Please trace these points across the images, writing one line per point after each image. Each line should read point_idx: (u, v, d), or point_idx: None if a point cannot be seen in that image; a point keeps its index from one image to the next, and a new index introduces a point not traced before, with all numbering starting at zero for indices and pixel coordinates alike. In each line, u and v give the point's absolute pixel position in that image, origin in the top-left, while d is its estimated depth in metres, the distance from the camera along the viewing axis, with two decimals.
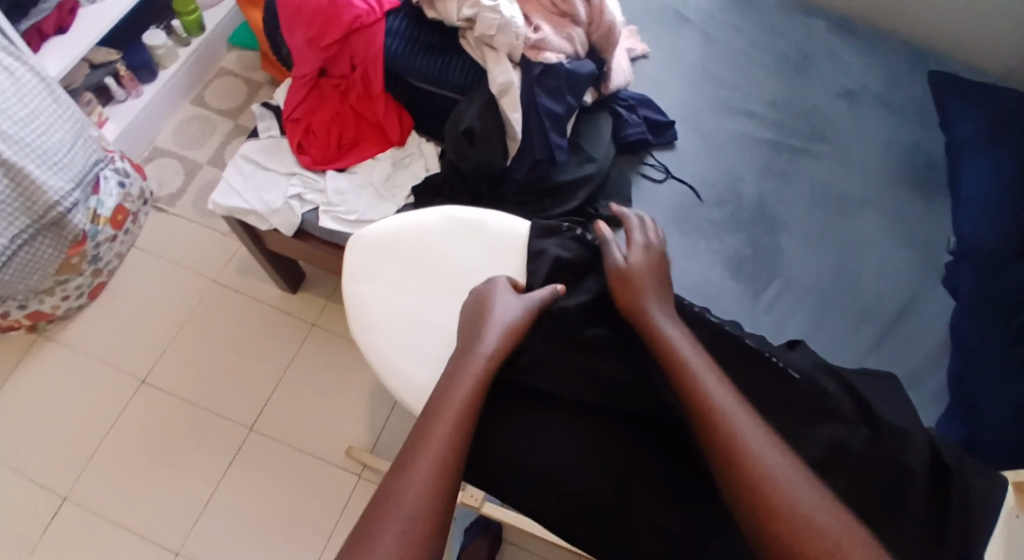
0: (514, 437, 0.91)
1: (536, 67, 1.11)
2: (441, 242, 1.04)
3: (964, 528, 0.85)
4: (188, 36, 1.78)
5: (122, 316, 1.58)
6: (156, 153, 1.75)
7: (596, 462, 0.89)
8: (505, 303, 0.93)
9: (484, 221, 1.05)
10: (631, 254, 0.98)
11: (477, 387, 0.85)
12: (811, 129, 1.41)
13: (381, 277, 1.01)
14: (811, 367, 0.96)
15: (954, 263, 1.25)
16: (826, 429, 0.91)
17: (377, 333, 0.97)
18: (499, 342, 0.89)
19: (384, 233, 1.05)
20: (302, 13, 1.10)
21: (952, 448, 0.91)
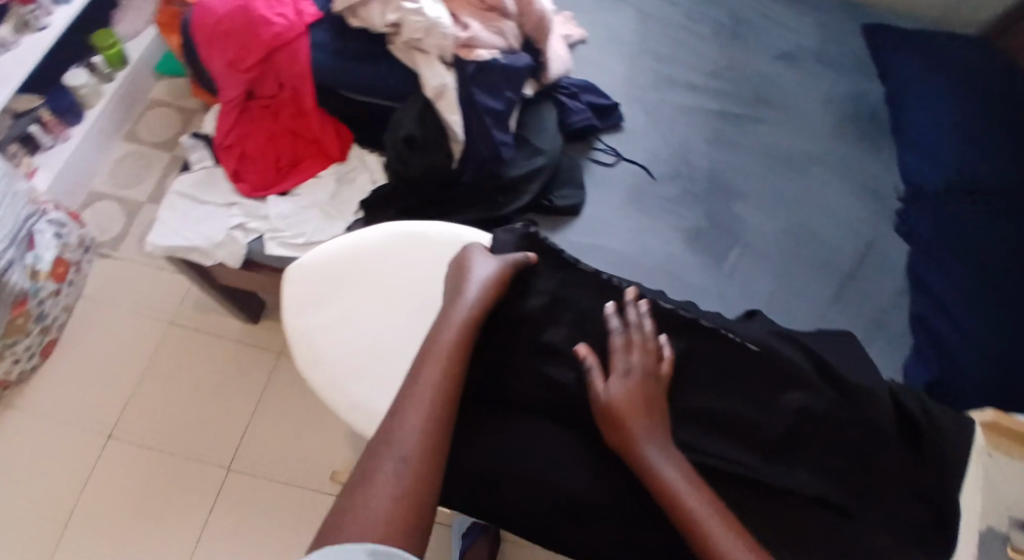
0: (491, 446, 0.87)
1: (470, 66, 1.08)
2: (385, 262, 0.97)
3: (939, 473, 0.85)
4: (112, 71, 1.70)
5: (79, 372, 1.51)
6: (93, 198, 1.67)
7: (579, 460, 0.87)
8: (482, 261, 0.90)
9: (427, 231, 0.99)
10: (617, 382, 0.84)
11: (460, 346, 0.82)
12: (754, 93, 1.41)
13: (328, 304, 0.95)
14: (766, 334, 0.92)
15: (905, 209, 1.27)
16: (791, 397, 0.88)
17: (331, 365, 0.92)
18: (478, 301, 0.86)
19: (322, 261, 0.98)
20: (221, 36, 1.08)
21: (912, 394, 0.90)
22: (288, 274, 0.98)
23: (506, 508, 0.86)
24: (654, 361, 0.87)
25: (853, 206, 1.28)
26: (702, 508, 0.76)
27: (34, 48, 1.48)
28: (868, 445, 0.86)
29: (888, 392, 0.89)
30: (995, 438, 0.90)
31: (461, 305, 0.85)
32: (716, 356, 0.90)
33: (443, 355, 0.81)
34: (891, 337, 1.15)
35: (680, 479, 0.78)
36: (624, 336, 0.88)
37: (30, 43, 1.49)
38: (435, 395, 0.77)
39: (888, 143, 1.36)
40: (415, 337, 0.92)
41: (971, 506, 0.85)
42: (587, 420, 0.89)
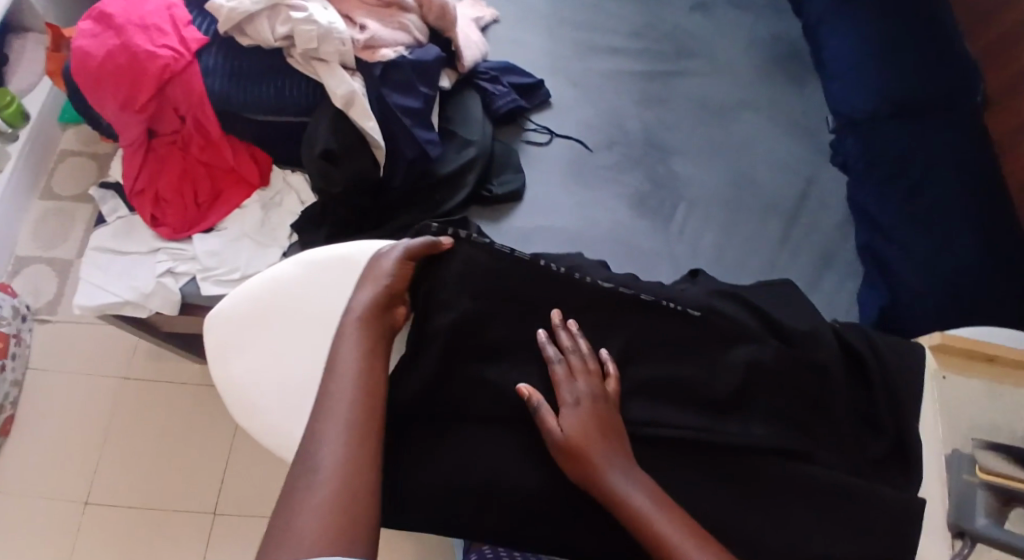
0: (433, 460, 0.80)
1: (376, 67, 1.05)
2: (312, 294, 0.86)
3: (891, 401, 0.85)
4: (14, 129, 1.57)
5: (39, 446, 1.44)
6: (22, 263, 1.58)
7: (525, 458, 0.82)
8: (376, 254, 0.82)
9: (347, 254, 0.88)
10: (568, 414, 0.78)
11: (367, 348, 0.75)
12: (675, 47, 1.39)
13: (251, 352, 0.84)
14: (705, 294, 0.91)
15: (836, 138, 1.28)
16: (741, 352, 0.87)
17: (267, 420, 0.82)
18: (373, 299, 0.78)
19: (242, 306, 0.86)
20: (104, 78, 1.02)
21: (857, 330, 0.89)
22: (207, 323, 0.86)
23: (458, 521, 0.79)
24: (597, 383, 0.81)
25: (785, 143, 1.29)
26: (669, 527, 0.71)
27: None
28: (817, 385, 0.86)
29: (834, 330, 0.89)
30: (946, 358, 0.89)
31: (358, 305, 0.78)
32: (663, 324, 0.87)
33: (350, 362, 0.74)
34: (838, 268, 1.17)
35: (645, 502, 0.73)
36: (569, 363, 0.82)
37: None
38: (349, 403, 0.71)
39: (813, 80, 1.38)
40: None
41: (933, 432, 0.84)
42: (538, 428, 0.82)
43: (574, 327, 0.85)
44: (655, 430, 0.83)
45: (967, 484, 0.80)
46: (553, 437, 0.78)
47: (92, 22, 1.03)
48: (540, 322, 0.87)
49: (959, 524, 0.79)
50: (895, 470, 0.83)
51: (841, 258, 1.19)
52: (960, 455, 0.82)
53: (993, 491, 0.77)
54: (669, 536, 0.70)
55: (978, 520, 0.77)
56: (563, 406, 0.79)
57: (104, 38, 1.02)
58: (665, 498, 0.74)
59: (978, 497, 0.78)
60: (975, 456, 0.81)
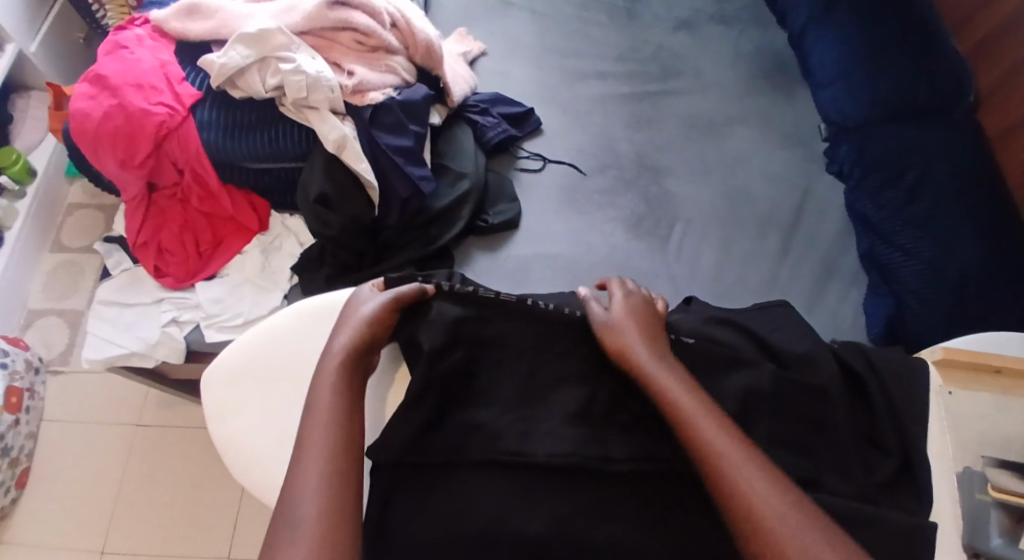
0: (434, 507, 0.80)
1: (366, 110, 1.07)
2: (306, 344, 0.89)
3: (894, 422, 0.86)
4: (22, 187, 1.60)
5: (56, 496, 1.45)
6: (33, 316, 1.60)
7: (518, 498, 0.81)
8: (358, 301, 0.86)
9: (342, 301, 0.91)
10: (617, 304, 0.88)
11: (340, 395, 0.76)
12: (662, 67, 1.41)
13: (253, 406, 0.87)
14: (701, 323, 0.93)
15: (831, 147, 1.30)
16: (737, 378, 0.88)
17: (271, 470, 0.84)
18: (350, 342, 0.80)
19: (243, 356, 0.89)
20: (101, 138, 1.04)
21: (856, 351, 0.91)
22: (205, 380, 0.89)
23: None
24: (644, 298, 0.89)
25: (776, 154, 1.31)
26: (703, 420, 0.75)
27: None
28: (816, 406, 0.87)
29: (832, 353, 0.91)
30: (951, 373, 0.86)
31: (335, 346, 0.80)
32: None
33: (326, 408, 0.75)
34: (840, 278, 1.18)
35: (681, 393, 0.77)
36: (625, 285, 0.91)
37: None
38: (325, 449, 0.72)
39: (801, 90, 1.39)
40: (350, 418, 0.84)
41: (941, 450, 0.82)
42: (539, 466, 0.82)
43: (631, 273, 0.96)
44: (659, 443, 0.84)
45: (980, 502, 0.76)
46: (597, 320, 0.87)
47: (89, 85, 1.06)
48: (527, 359, 0.89)
49: (973, 545, 0.75)
50: (906, 494, 0.83)
51: (841, 267, 1.19)
52: (971, 472, 0.78)
53: (1008, 511, 0.73)
54: (699, 428, 0.74)
55: (993, 540, 0.73)
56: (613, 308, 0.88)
57: (101, 99, 1.04)
58: (700, 392, 0.78)
59: (992, 516, 0.74)
60: (987, 473, 0.77)
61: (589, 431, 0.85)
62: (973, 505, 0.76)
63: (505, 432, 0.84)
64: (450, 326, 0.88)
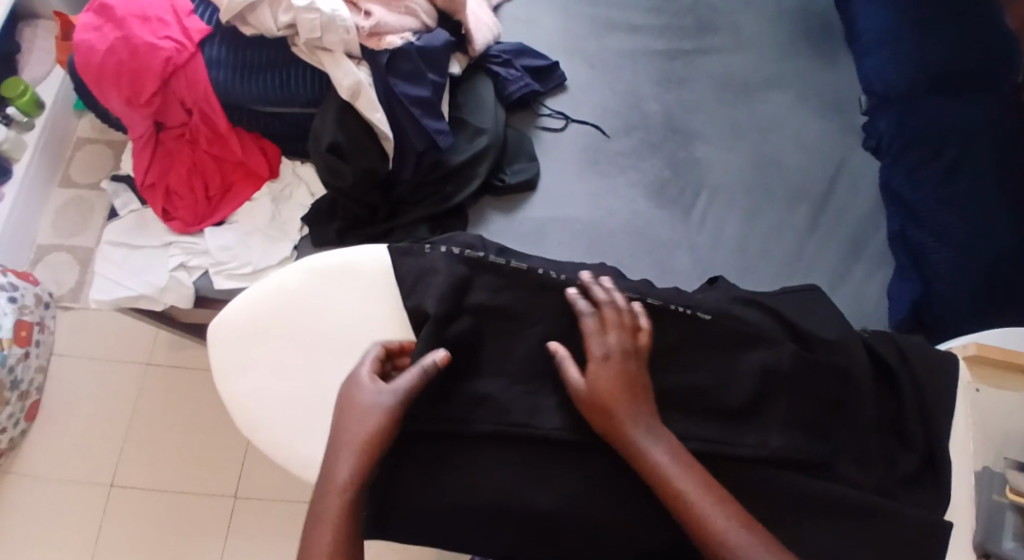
0: (443, 481, 0.79)
1: (382, 55, 1.02)
2: (314, 301, 0.87)
3: (921, 411, 0.82)
4: (30, 119, 1.58)
5: (64, 430, 1.46)
6: (43, 252, 1.59)
7: (528, 474, 0.80)
8: (366, 395, 0.75)
9: (354, 259, 0.88)
10: (596, 367, 0.77)
11: (342, 543, 0.68)
12: (697, 23, 1.33)
13: (257, 361, 0.85)
14: (726, 302, 0.90)
15: (871, 119, 1.21)
16: (753, 357, 0.83)
17: (272, 423, 0.83)
18: (356, 472, 0.72)
19: (249, 308, 0.87)
20: (105, 73, 1.00)
21: (886, 340, 0.87)
22: (211, 330, 0.87)
23: (465, 539, 0.79)
24: (626, 345, 0.78)
25: (812, 122, 1.24)
26: (739, 540, 0.68)
27: None
28: (837, 386, 0.83)
29: (863, 342, 0.87)
30: (981, 370, 0.83)
31: (339, 477, 0.71)
32: (677, 327, 0.84)
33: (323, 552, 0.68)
34: (866, 260, 1.12)
35: (712, 506, 0.70)
36: (605, 333, 0.79)
37: None
38: None
39: (845, 54, 1.31)
40: None
41: (965, 447, 0.81)
42: (545, 440, 0.80)
43: (597, 288, 0.83)
44: (672, 392, 0.82)
45: (997, 503, 0.76)
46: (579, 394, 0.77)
47: (93, 15, 1.01)
48: (538, 327, 0.85)
49: (984, 545, 0.75)
50: (926, 490, 0.80)
51: (872, 246, 1.14)
52: (991, 473, 0.78)
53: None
54: (731, 540, 0.68)
55: (1005, 542, 0.73)
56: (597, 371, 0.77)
57: (105, 31, 1.00)
58: (723, 494, 0.72)
59: (1007, 518, 0.74)
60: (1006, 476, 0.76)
61: None
62: (989, 506, 0.76)
63: (512, 405, 0.81)
64: (452, 295, 0.84)
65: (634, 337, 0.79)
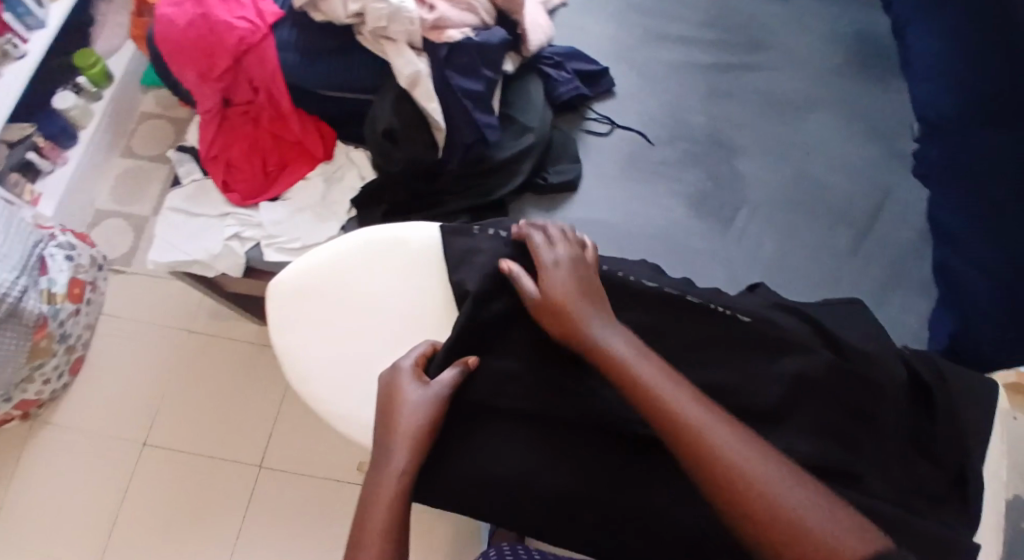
0: (476, 454, 0.85)
1: (442, 49, 1.07)
2: (363, 272, 0.94)
3: (954, 431, 0.83)
4: (98, 89, 1.66)
5: (106, 387, 1.53)
6: (101, 217, 1.66)
7: (556, 455, 0.85)
8: (410, 393, 0.81)
9: (405, 236, 0.96)
10: (548, 274, 0.85)
11: (395, 522, 0.72)
12: (749, 39, 1.34)
13: (308, 323, 0.92)
14: (763, 306, 0.92)
15: (919, 147, 1.19)
16: (787, 363, 0.86)
17: (318, 383, 0.89)
18: (410, 463, 0.76)
19: (303, 273, 0.94)
20: (183, 47, 1.07)
21: (924, 358, 0.88)
22: (269, 289, 0.94)
23: (495, 512, 0.85)
24: (575, 255, 0.86)
25: (860, 145, 1.23)
26: (704, 421, 0.67)
27: (14, 79, 1.42)
28: (870, 400, 0.84)
29: (900, 358, 0.87)
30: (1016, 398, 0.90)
31: (390, 468, 0.76)
32: (712, 327, 0.89)
33: (379, 533, 0.71)
34: (907, 287, 1.10)
35: (675, 391, 0.70)
36: (553, 247, 0.87)
37: (12, 72, 1.43)
38: None
39: (894, 80, 1.28)
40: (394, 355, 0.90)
41: (993, 473, 0.83)
42: (570, 420, 0.86)
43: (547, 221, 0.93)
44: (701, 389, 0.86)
45: None
46: (534, 299, 0.84)
47: None
48: None
49: None
50: (953, 507, 0.81)
51: (913, 274, 1.12)
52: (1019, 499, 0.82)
53: None
54: (696, 417, 0.67)
55: None
56: (549, 275, 0.84)
57: (186, 7, 1.07)
58: (689, 384, 0.72)
59: None
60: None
61: None
62: None
63: (518, 395, 0.86)
64: (490, 277, 0.90)
65: (585, 254, 0.88)
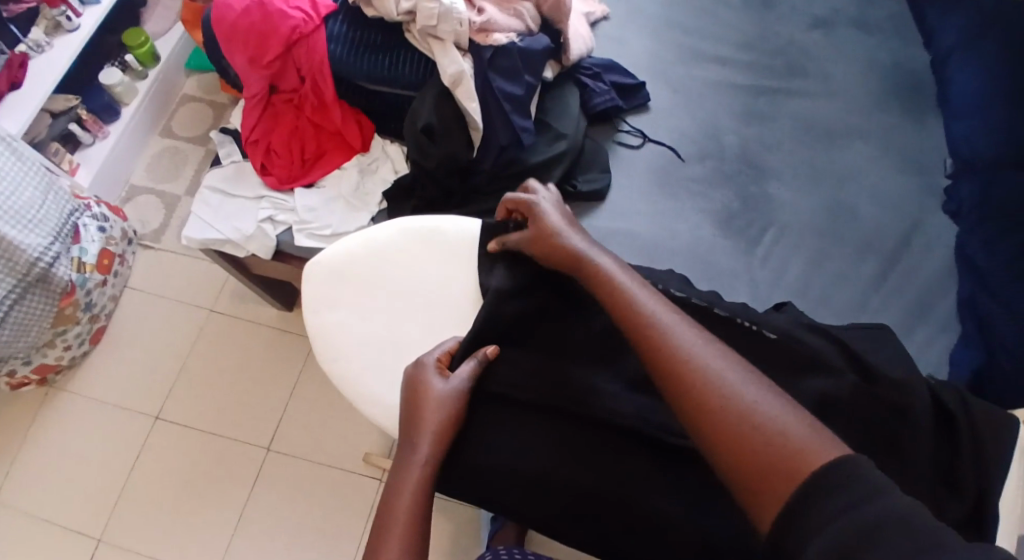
0: (496, 444, 0.87)
1: (486, 51, 1.09)
2: (399, 258, 1.01)
3: (977, 462, 0.82)
4: (144, 68, 1.70)
5: (124, 358, 1.55)
6: (134, 192, 1.70)
7: (576, 455, 0.86)
8: (433, 384, 0.84)
9: (443, 227, 1.02)
10: (542, 215, 0.90)
11: (419, 509, 0.75)
12: (788, 65, 1.35)
13: (342, 304, 0.99)
14: (793, 325, 0.93)
15: (953, 182, 1.20)
16: (815, 382, 0.87)
17: (347, 361, 0.95)
18: (433, 454, 0.80)
19: (340, 258, 1.01)
20: (236, 33, 1.10)
21: (952, 390, 0.87)
22: (308, 270, 1.01)
23: (513, 505, 0.87)
24: (562, 204, 0.94)
25: (890, 178, 1.23)
26: (691, 340, 0.68)
27: (65, 51, 1.46)
28: (892, 425, 0.85)
29: (928, 387, 0.87)
30: None
31: (414, 458, 0.79)
32: (740, 344, 0.91)
33: (403, 519, 0.74)
34: (931, 322, 1.10)
35: (663, 313, 0.73)
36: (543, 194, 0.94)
37: (62, 45, 1.47)
38: None
39: (933, 117, 1.28)
40: (422, 339, 0.96)
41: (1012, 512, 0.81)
42: (588, 416, 0.87)
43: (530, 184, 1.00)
44: None
45: None
46: (533, 232, 0.89)
47: None
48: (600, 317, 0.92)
49: None
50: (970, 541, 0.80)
51: (939, 309, 1.11)
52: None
53: None
54: (683, 339, 0.68)
55: None
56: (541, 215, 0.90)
57: None
58: (677, 309, 0.74)
59: None
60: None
61: (653, 399, 0.87)
62: None
63: (525, 384, 0.88)
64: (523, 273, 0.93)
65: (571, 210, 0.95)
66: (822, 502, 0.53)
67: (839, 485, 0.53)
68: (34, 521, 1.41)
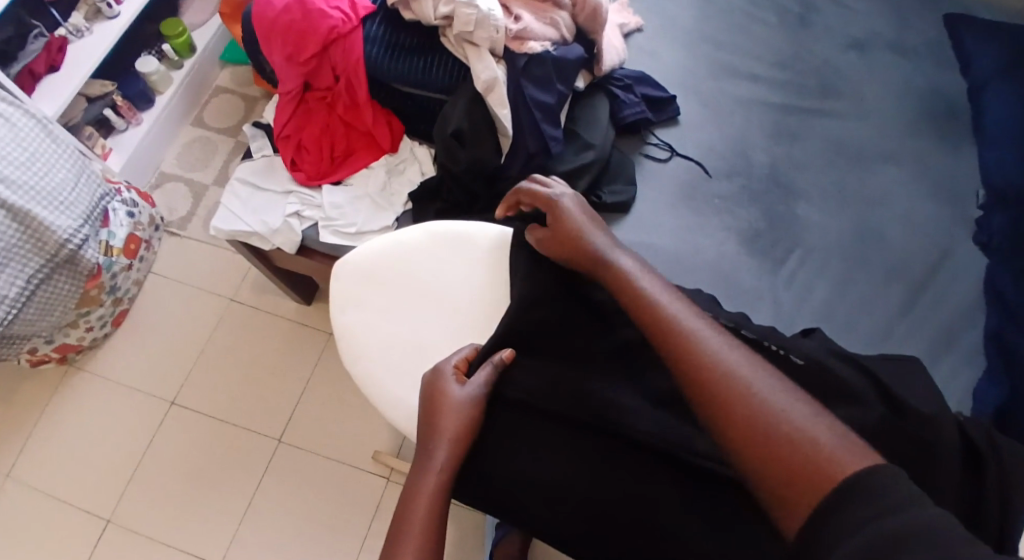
0: (513, 449, 0.87)
1: (520, 59, 1.10)
2: (423, 260, 1.02)
3: (1002, 499, 0.80)
4: (180, 58, 1.73)
5: (144, 343, 1.57)
6: (163, 179, 1.72)
7: (595, 468, 0.86)
8: (450, 389, 0.84)
9: (471, 232, 1.03)
10: (562, 210, 0.91)
11: (433, 517, 0.77)
12: (821, 85, 1.34)
13: (365, 304, 0.99)
14: (822, 352, 0.92)
15: (985, 214, 1.18)
16: (837, 411, 0.86)
17: (365, 359, 0.96)
18: (449, 461, 0.80)
19: (367, 257, 1.02)
20: (277, 30, 1.12)
21: (983, 429, 0.86)
22: (336, 269, 1.02)
23: (529, 515, 0.86)
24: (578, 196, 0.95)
25: (920, 205, 1.21)
26: (722, 346, 0.68)
27: (104, 37, 1.49)
28: (917, 456, 0.83)
29: (957, 424, 0.86)
30: None
31: (431, 465, 0.80)
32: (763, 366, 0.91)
33: (419, 526, 0.76)
34: (956, 353, 1.08)
35: (691, 317, 0.73)
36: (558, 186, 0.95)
37: (101, 31, 1.49)
38: None
39: (967, 144, 1.27)
40: (440, 341, 0.96)
41: None
42: (607, 429, 0.87)
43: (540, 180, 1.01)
44: None
45: None
46: (556, 228, 0.90)
47: None
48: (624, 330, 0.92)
49: None
50: None
51: (965, 340, 1.09)
52: None
53: None
54: (713, 344, 0.68)
55: None
56: (560, 210, 0.91)
57: None
58: (703, 313, 0.74)
59: None
60: None
61: (673, 416, 0.87)
62: None
63: (546, 392, 0.88)
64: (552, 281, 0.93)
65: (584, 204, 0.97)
66: (853, 507, 0.53)
67: (870, 493, 0.53)
68: (47, 497, 1.43)
